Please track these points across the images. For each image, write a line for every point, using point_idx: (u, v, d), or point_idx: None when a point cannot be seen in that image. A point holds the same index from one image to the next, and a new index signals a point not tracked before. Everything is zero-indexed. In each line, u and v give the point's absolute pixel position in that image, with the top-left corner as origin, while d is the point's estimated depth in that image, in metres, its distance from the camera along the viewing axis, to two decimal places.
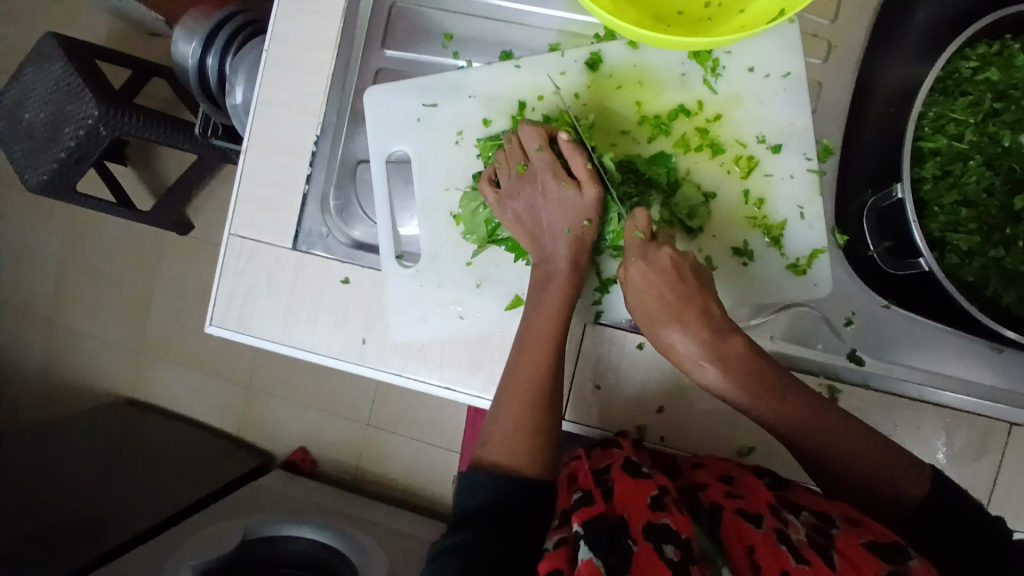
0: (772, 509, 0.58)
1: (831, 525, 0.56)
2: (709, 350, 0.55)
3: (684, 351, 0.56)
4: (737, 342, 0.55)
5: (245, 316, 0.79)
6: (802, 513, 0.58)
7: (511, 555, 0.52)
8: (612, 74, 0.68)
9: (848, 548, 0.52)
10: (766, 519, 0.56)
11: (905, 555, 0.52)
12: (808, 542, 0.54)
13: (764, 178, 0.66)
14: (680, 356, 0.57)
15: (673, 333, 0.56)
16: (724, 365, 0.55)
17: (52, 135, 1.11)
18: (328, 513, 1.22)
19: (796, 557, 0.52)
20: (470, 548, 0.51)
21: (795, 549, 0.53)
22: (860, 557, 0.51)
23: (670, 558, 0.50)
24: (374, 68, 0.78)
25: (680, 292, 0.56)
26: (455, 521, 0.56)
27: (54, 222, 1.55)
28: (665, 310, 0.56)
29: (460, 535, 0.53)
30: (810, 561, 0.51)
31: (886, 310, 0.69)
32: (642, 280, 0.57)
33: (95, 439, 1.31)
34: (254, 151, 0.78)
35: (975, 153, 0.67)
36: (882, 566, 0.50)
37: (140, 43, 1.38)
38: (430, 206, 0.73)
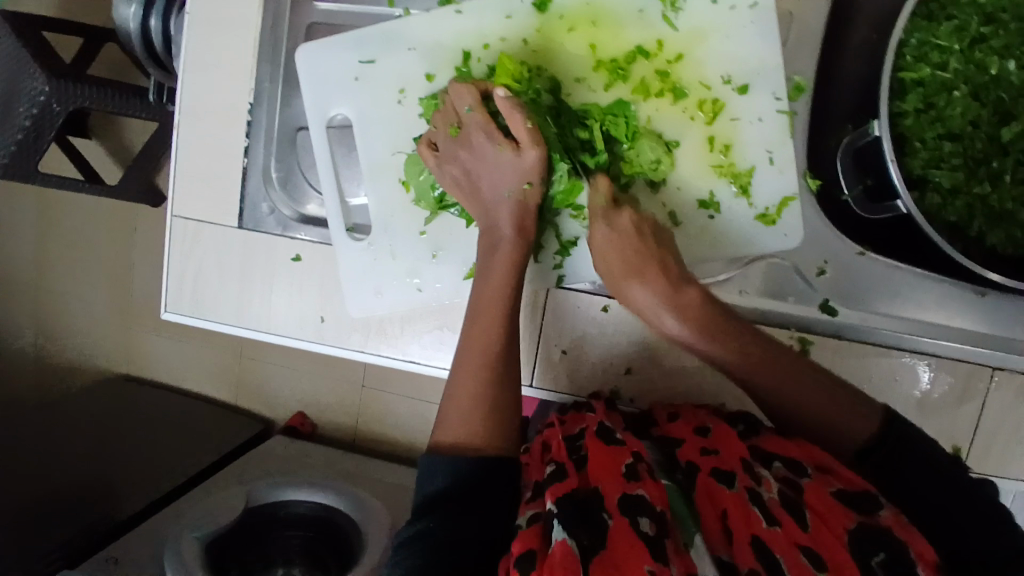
0: (745, 464, 0.54)
1: (802, 474, 0.54)
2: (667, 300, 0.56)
3: (645, 305, 0.57)
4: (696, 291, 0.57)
5: (198, 300, 0.76)
6: (774, 465, 0.55)
7: (476, 539, 0.50)
8: (562, 15, 0.61)
9: (818, 501, 0.51)
10: (738, 477, 0.53)
11: (876, 505, 0.50)
12: (779, 499, 0.51)
13: (730, 123, 0.61)
14: (642, 310, 0.58)
15: (636, 288, 0.57)
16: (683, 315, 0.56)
17: (4, 113, 1.04)
18: (328, 473, 1.23)
19: (768, 519, 0.49)
20: (431, 533, 0.50)
21: (767, 509, 0.50)
22: (831, 511, 0.50)
23: (645, 532, 0.46)
24: (306, 23, 0.71)
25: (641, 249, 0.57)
26: (415, 509, 0.53)
27: (22, 199, 1.49)
28: (627, 268, 0.57)
29: (421, 523, 0.51)
30: (781, 522, 0.49)
31: (861, 257, 0.65)
32: (603, 239, 0.57)
33: (90, 416, 1.31)
34: (187, 125, 0.73)
35: (961, 83, 0.62)
36: (851, 518, 0.49)
37: (82, 3, 1.28)
38: (376, 172, 0.68)
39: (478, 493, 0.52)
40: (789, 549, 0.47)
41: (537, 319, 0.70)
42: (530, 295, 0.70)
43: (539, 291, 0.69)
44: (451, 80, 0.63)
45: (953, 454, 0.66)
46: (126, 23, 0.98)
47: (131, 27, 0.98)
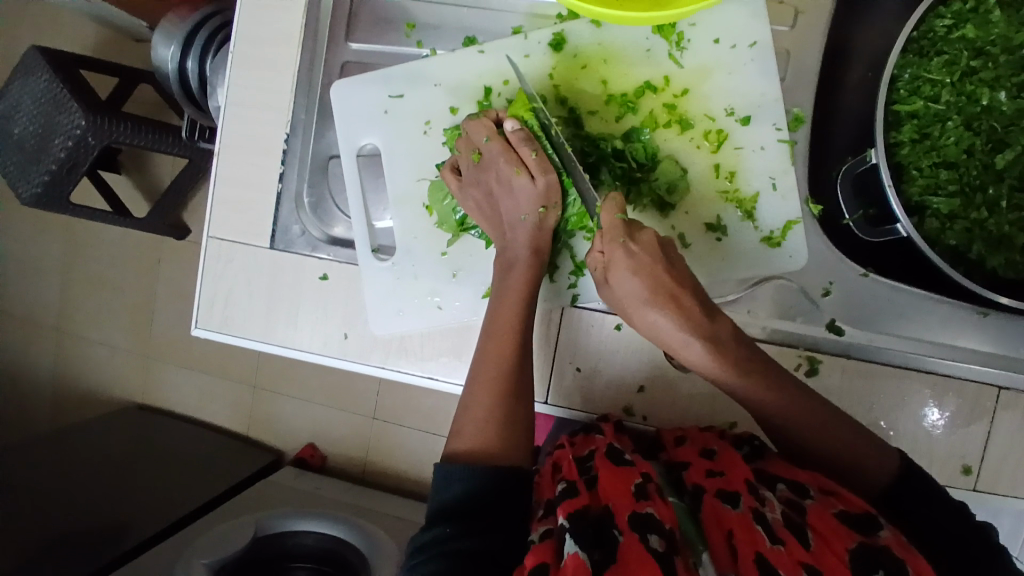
0: (750, 486, 0.56)
1: (806, 497, 0.55)
2: (693, 329, 0.55)
3: (665, 330, 0.56)
4: (721, 322, 0.56)
5: (228, 318, 0.80)
6: (778, 488, 0.57)
7: (495, 554, 0.51)
8: (577, 54, 0.67)
9: (821, 523, 0.52)
10: (743, 497, 0.54)
11: (876, 526, 0.51)
12: (784, 521, 0.52)
13: (734, 151, 0.65)
14: (662, 335, 0.56)
15: (657, 314, 0.56)
16: (712, 345, 0.55)
17: (42, 144, 1.10)
18: (338, 504, 1.23)
19: (772, 538, 0.50)
20: (451, 542, 0.51)
21: (772, 530, 0.51)
22: (832, 530, 0.51)
23: (655, 548, 0.47)
24: (340, 61, 0.78)
25: (668, 275, 0.56)
26: (431, 514, 0.55)
27: (55, 232, 1.56)
28: (651, 293, 0.55)
29: (440, 528, 0.53)
30: (785, 543, 0.49)
31: (864, 278, 0.68)
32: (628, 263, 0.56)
33: (106, 443, 1.33)
34: (225, 155, 0.79)
35: (953, 114, 0.66)
36: (853, 538, 0.50)
37: (125, 50, 1.38)
38: (401, 199, 0.73)
39: (496, 507, 0.54)
40: (791, 565, 0.47)
41: (550, 338, 0.73)
42: (545, 314, 0.73)
43: (553, 309, 0.72)
44: (462, 122, 0.67)
45: (965, 474, 0.66)
46: (165, 64, 1.06)
47: (168, 67, 1.06)
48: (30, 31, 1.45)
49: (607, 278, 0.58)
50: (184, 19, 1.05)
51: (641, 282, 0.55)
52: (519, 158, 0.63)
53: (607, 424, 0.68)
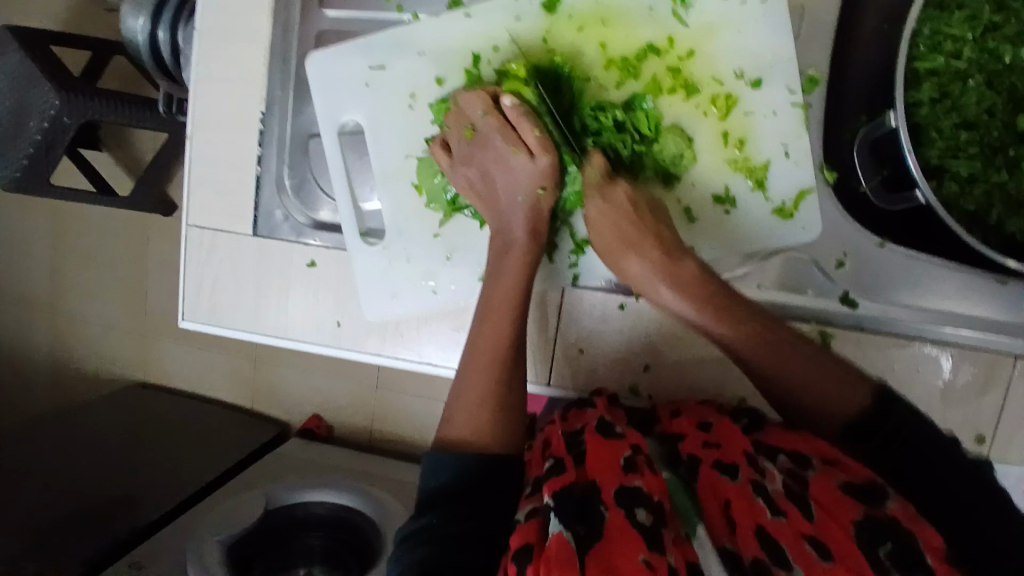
0: (749, 457, 0.53)
1: (806, 467, 0.53)
2: (663, 270, 0.56)
3: (638, 275, 0.58)
4: (692, 264, 0.57)
5: (215, 306, 0.77)
6: (778, 458, 0.54)
7: (479, 532, 0.49)
8: (572, 15, 0.61)
9: (824, 494, 0.50)
10: (742, 470, 0.52)
11: (881, 496, 0.49)
12: (785, 492, 0.50)
13: (745, 117, 0.60)
14: (637, 282, 0.58)
15: (628, 260, 0.58)
16: (679, 286, 0.56)
17: (15, 126, 1.04)
18: (345, 472, 1.23)
19: (772, 510, 0.48)
20: (437, 530, 0.49)
21: (771, 500, 0.49)
22: (836, 502, 0.49)
23: (642, 521, 0.45)
24: (314, 32, 0.72)
25: (626, 216, 0.57)
26: (420, 503, 0.52)
27: (38, 211, 1.51)
28: (620, 240, 0.57)
29: (426, 518, 0.50)
30: (787, 514, 0.48)
31: (881, 248, 0.64)
32: (598, 215, 0.58)
33: (110, 424, 1.32)
34: (199, 134, 0.74)
35: (974, 73, 0.61)
36: (857, 510, 0.48)
37: (93, 16, 1.29)
38: (389, 175, 0.68)
39: (482, 490, 0.51)
40: (795, 539, 0.46)
41: (549, 319, 0.70)
42: (542, 296, 0.70)
43: (552, 290, 0.69)
44: (459, 90, 0.62)
45: (977, 443, 0.65)
46: (136, 36, 1.00)
47: (138, 39, 1.00)
48: None
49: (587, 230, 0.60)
50: None
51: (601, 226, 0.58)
52: (517, 135, 0.59)
53: (600, 399, 0.64)
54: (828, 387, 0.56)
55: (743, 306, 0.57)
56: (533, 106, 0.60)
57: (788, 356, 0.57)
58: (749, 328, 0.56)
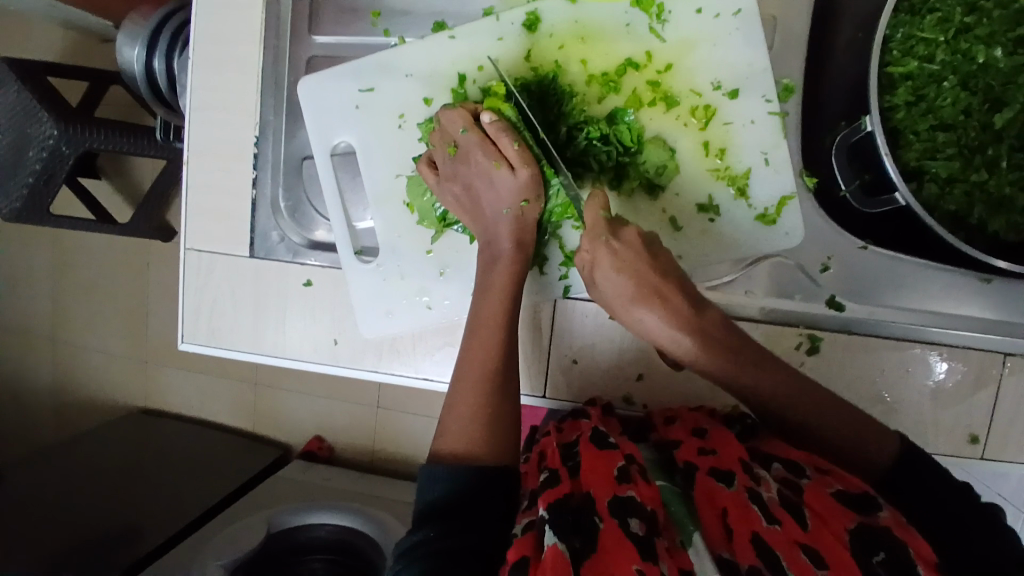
0: (744, 465, 0.54)
1: (801, 475, 0.54)
2: (685, 322, 0.54)
3: (656, 328, 0.54)
4: (712, 314, 0.55)
5: (214, 330, 0.78)
6: (773, 467, 0.55)
7: (472, 548, 0.49)
8: (552, 35, 0.63)
9: (818, 502, 0.50)
10: (737, 477, 0.53)
11: (875, 506, 0.50)
12: (779, 500, 0.51)
13: (724, 127, 0.62)
14: (654, 334, 0.55)
15: (646, 312, 0.54)
16: (699, 335, 0.54)
17: (14, 159, 1.06)
18: (347, 494, 1.23)
19: (767, 518, 0.48)
20: (433, 545, 0.49)
21: (766, 508, 0.49)
22: (831, 510, 0.50)
23: (635, 531, 0.46)
24: (305, 57, 0.74)
25: (651, 268, 0.54)
26: (416, 517, 0.53)
27: (40, 241, 1.53)
28: (639, 291, 0.54)
29: (422, 533, 0.50)
30: (781, 522, 0.48)
31: (863, 251, 0.65)
32: (614, 263, 0.54)
33: (111, 452, 1.32)
34: (194, 162, 0.75)
35: (949, 74, 0.63)
36: (850, 518, 0.49)
37: (92, 50, 1.32)
38: (381, 196, 0.70)
39: (475, 503, 0.51)
40: (789, 546, 0.46)
41: (541, 331, 0.71)
42: (534, 309, 0.71)
43: (543, 303, 0.70)
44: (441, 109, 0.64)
45: (971, 443, 0.66)
46: (132, 65, 1.01)
47: (133, 67, 1.02)
48: None
49: (593, 278, 0.56)
50: (146, 17, 1.00)
51: (624, 278, 0.54)
52: (498, 150, 0.60)
53: (593, 409, 0.65)
54: (801, 403, 0.56)
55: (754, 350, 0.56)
56: (511, 121, 0.60)
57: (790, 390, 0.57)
58: (760, 370, 0.56)
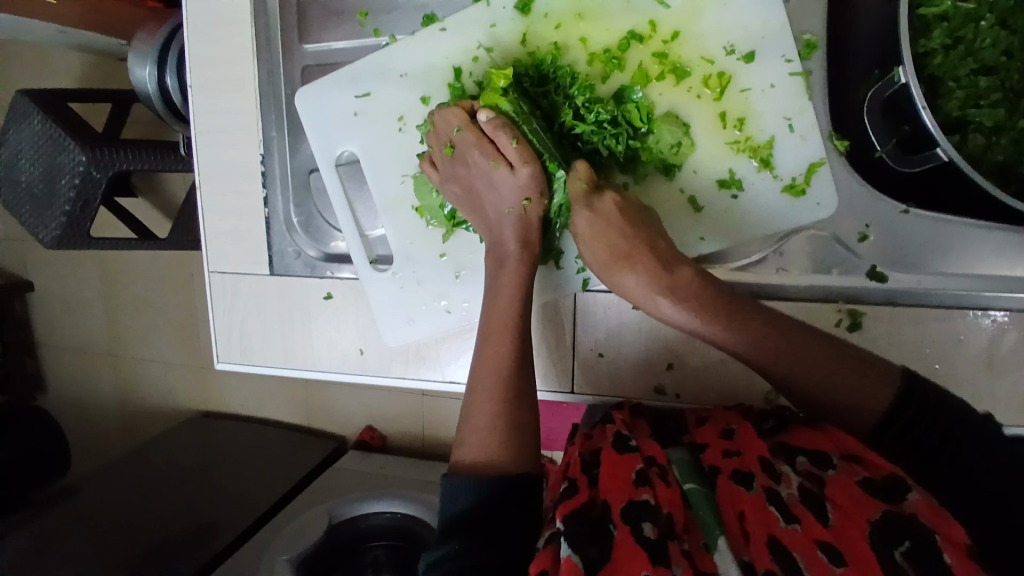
0: (765, 463, 0.53)
1: (828, 467, 0.51)
2: (660, 282, 0.51)
3: (636, 291, 0.52)
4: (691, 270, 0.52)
5: (246, 348, 0.79)
6: (798, 461, 0.53)
7: (497, 562, 0.49)
8: (548, 14, 0.59)
9: (841, 494, 0.48)
10: (757, 477, 0.52)
11: (904, 489, 0.46)
12: (800, 496, 0.49)
13: (741, 94, 0.57)
14: (639, 299, 0.53)
15: (626, 277, 0.52)
16: (680, 296, 0.51)
17: (50, 188, 1.08)
18: (402, 482, 1.26)
19: (785, 517, 0.47)
20: (459, 560, 0.49)
21: (785, 507, 0.48)
22: (854, 502, 0.47)
23: (648, 536, 0.46)
24: (299, 66, 0.72)
25: (623, 229, 0.53)
26: (440, 530, 0.53)
27: (88, 262, 1.60)
28: (613, 254, 0.53)
29: (448, 546, 0.51)
30: (801, 521, 0.47)
31: (905, 215, 0.60)
32: (588, 227, 0.54)
33: (176, 458, 1.39)
34: (207, 185, 0.76)
35: (986, 12, 0.56)
36: (876, 507, 0.46)
37: (112, 70, 1.35)
38: (390, 204, 0.69)
39: (497, 517, 0.51)
40: (807, 545, 0.44)
41: (562, 326, 0.69)
42: (555, 304, 0.69)
43: (563, 298, 0.68)
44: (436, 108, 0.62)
45: None
46: (145, 85, 1.02)
47: (148, 88, 1.02)
48: (23, 68, 1.44)
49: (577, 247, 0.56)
50: (153, 34, 1.00)
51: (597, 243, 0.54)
52: (496, 149, 0.58)
53: (620, 412, 0.64)
54: (845, 390, 0.52)
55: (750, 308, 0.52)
56: (510, 117, 0.57)
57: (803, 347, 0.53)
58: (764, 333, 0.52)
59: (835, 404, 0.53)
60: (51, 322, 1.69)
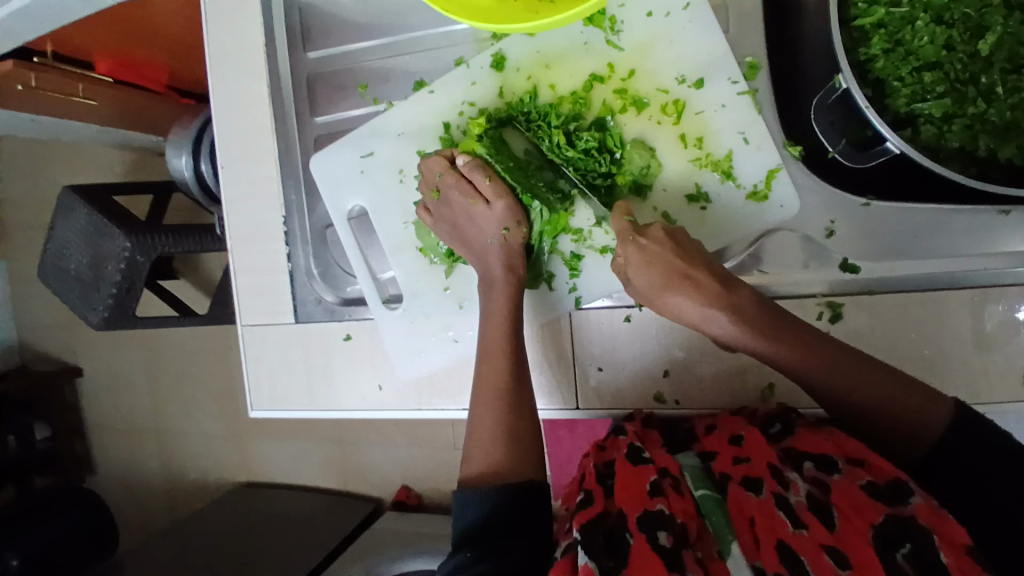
0: (774, 469, 0.54)
1: (833, 471, 0.53)
2: (721, 303, 0.55)
3: (696, 314, 0.56)
4: (745, 291, 0.56)
5: (277, 396, 0.86)
6: (804, 467, 0.54)
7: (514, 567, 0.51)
8: (519, 68, 0.68)
9: (845, 499, 0.50)
10: (766, 483, 0.52)
11: (906, 493, 0.49)
12: (808, 502, 0.50)
13: (696, 116, 0.64)
14: (689, 318, 0.57)
15: (684, 298, 0.56)
16: (735, 315, 0.55)
17: (98, 274, 1.21)
18: (438, 538, 1.27)
19: (793, 523, 0.49)
20: (472, 566, 0.51)
21: (793, 513, 0.49)
22: (857, 507, 0.49)
23: (662, 545, 0.48)
24: (312, 136, 0.83)
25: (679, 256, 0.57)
26: (454, 542, 0.55)
27: (134, 344, 1.72)
28: (672, 277, 0.56)
29: (461, 554, 0.53)
30: (808, 526, 0.48)
31: (866, 208, 0.63)
32: (641, 256, 0.58)
33: (223, 527, 1.45)
34: (238, 249, 0.85)
35: (920, 12, 0.60)
36: (880, 512, 0.48)
37: (155, 165, 1.51)
38: (396, 247, 0.76)
39: (506, 526, 0.54)
40: (813, 550, 0.46)
41: (561, 344, 0.73)
42: (554, 324, 0.73)
43: (560, 319, 0.73)
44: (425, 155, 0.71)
45: None
46: (182, 172, 1.15)
47: (185, 174, 1.15)
48: (79, 175, 1.63)
49: (627, 277, 0.59)
50: (186, 127, 1.14)
51: (654, 269, 0.57)
52: (473, 188, 0.67)
53: (631, 424, 0.67)
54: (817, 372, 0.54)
55: (798, 325, 0.56)
56: (484, 159, 0.67)
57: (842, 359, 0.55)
58: (799, 339, 0.55)
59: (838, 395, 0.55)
60: (101, 402, 1.80)
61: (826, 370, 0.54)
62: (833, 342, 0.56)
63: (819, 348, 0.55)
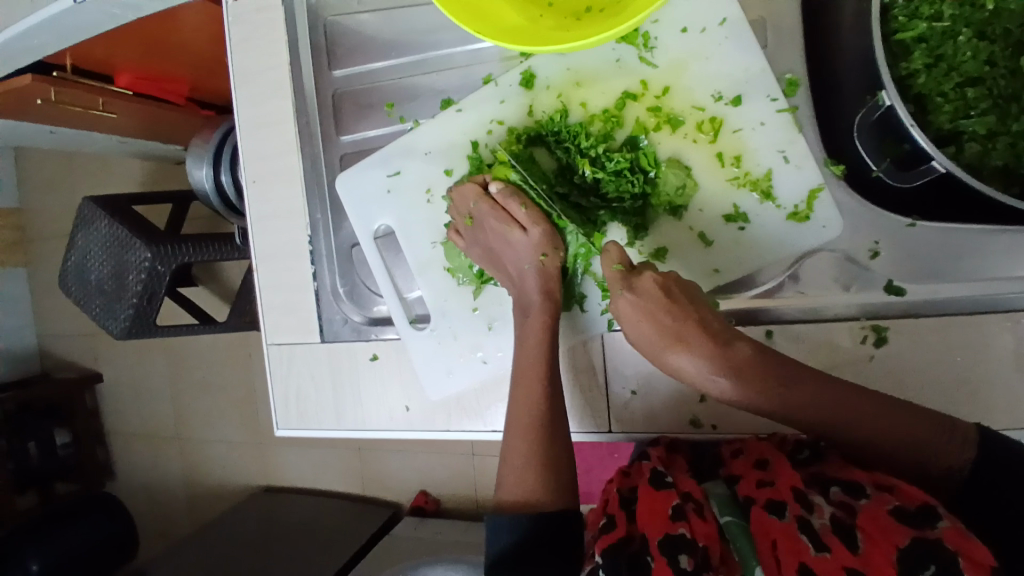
0: (798, 492, 0.52)
1: (861, 495, 0.50)
2: (715, 355, 0.53)
3: (692, 370, 0.54)
4: (742, 346, 0.54)
5: (302, 413, 0.85)
6: (830, 491, 0.51)
7: None
8: (549, 86, 0.67)
9: (870, 523, 0.47)
10: (788, 506, 0.51)
11: (933, 517, 0.45)
12: (832, 526, 0.48)
13: (734, 134, 0.62)
14: (687, 373, 0.55)
15: (678, 356, 0.55)
16: (734, 368, 0.53)
17: (121, 284, 1.21)
18: (459, 547, 1.26)
19: (815, 546, 0.47)
20: None
21: (816, 536, 0.47)
22: (882, 529, 0.46)
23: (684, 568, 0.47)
24: (337, 154, 0.82)
25: (671, 313, 0.56)
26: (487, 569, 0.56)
27: (156, 351, 1.73)
28: (664, 336, 0.55)
29: None
30: (830, 549, 0.46)
31: (912, 228, 0.62)
32: (631, 309, 0.57)
33: (243, 536, 1.46)
34: (263, 267, 0.84)
35: (963, 27, 0.58)
36: (905, 534, 0.45)
37: (175, 174, 1.52)
38: (423, 265, 0.75)
39: (538, 552, 0.54)
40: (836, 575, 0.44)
41: (591, 365, 0.72)
42: (586, 345, 0.72)
43: (590, 340, 0.71)
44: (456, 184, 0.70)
45: None
46: (202, 184, 1.15)
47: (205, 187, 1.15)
48: (100, 184, 1.65)
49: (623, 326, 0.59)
50: (207, 140, 1.14)
51: (647, 326, 0.56)
52: (508, 214, 0.66)
53: (655, 449, 0.65)
54: (875, 418, 0.52)
55: (809, 372, 0.55)
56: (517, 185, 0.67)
57: (863, 402, 0.53)
58: (811, 384, 0.54)
59: (868, 434, 0.53)
60: (122, 408, 1.81)
61: (848, 407, 0.53)
62: (853, 388, 0.54)
63: (839, 397, 0.53)
